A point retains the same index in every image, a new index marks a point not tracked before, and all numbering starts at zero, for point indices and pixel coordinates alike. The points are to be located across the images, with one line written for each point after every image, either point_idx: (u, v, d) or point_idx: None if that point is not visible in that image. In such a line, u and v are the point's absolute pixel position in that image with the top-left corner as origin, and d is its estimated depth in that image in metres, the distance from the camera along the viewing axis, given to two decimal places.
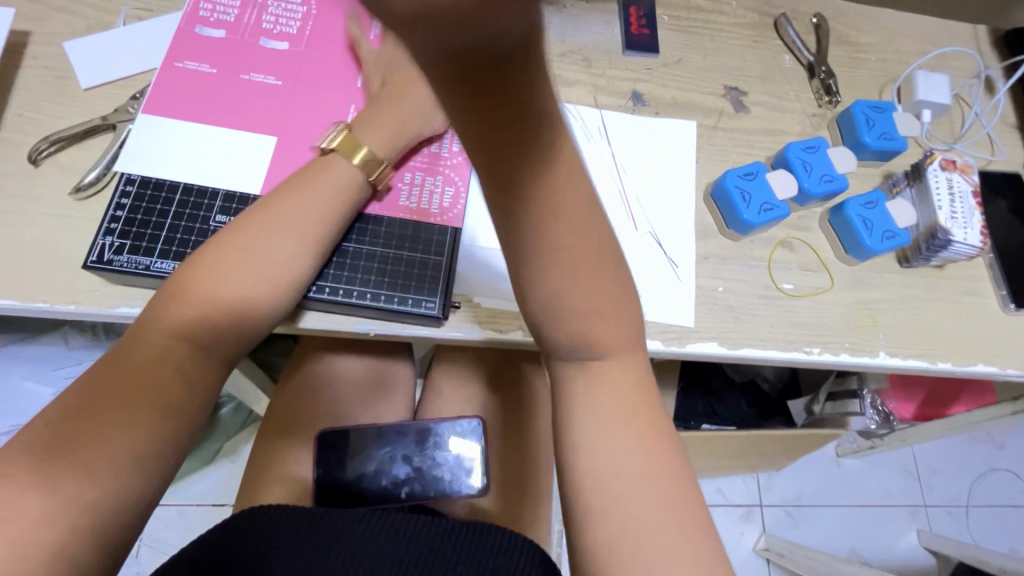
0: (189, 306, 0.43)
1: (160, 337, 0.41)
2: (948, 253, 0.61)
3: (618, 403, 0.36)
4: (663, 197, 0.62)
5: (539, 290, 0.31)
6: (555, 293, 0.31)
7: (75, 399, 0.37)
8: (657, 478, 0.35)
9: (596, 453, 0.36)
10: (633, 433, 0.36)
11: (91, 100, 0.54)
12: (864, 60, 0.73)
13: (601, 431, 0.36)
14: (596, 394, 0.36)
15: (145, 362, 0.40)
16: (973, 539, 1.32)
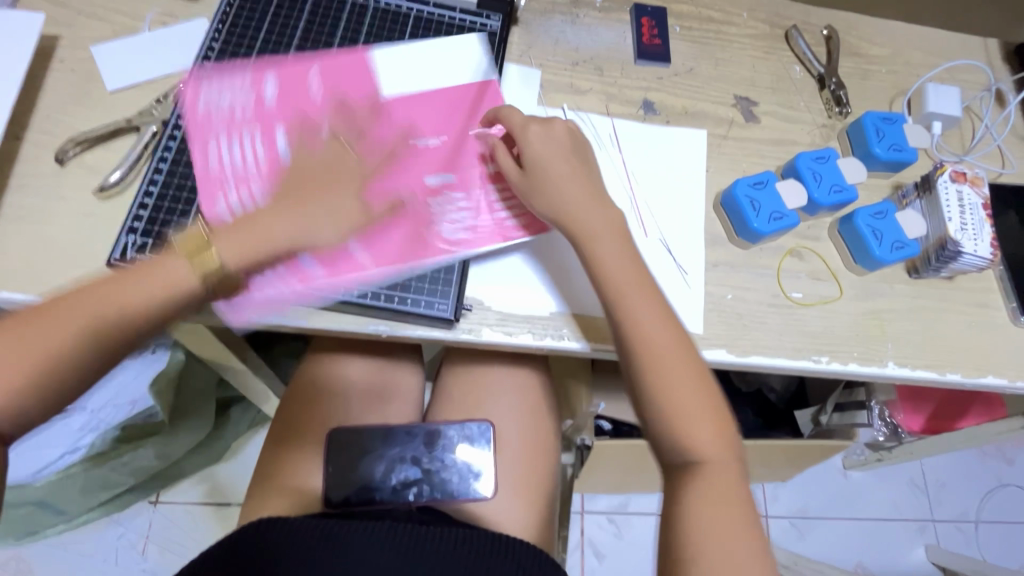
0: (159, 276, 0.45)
1: (134, 292, 0.45)
2: (958, 265, 0.61)
3: (708, 490, 0.47)
4: (673, 205, 0.62)
5: (660, 380, 0.50)
6: (673, 388, 0.49)
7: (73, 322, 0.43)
8: (731, 541, 0.46)
9: (697, 522, 0.46)
10: (719, 511, 0.47)
11: (116, 103, 0.56)
12: (875, 72, 0.74)
13: (698, 507, 0.47)
14: (695, 482, 0.48)
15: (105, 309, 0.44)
16: (982, 555, 1.31)
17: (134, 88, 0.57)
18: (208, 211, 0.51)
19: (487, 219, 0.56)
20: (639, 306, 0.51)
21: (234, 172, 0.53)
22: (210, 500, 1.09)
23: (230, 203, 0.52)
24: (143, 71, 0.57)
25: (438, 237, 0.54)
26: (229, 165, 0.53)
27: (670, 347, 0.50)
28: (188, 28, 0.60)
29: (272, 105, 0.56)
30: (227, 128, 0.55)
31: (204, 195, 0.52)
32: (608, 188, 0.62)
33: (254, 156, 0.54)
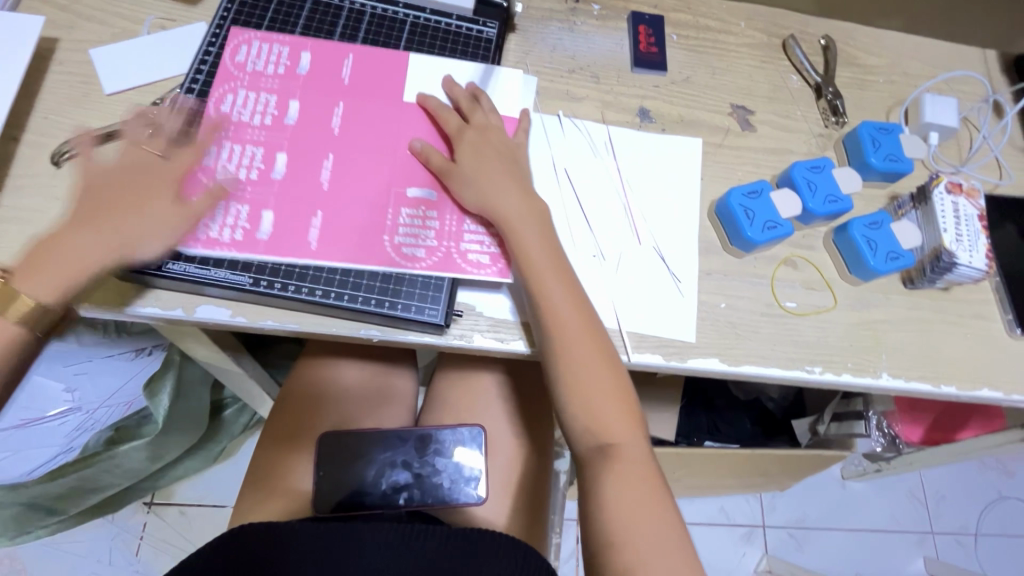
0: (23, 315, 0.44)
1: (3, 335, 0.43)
2: (954, 276, 0.61)
3: (629, 484, 0.48)
4: (667, 213, 0.62)
5: (570, 379, 0.51)
6: (578, 382, 0.51)
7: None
8: (650, 522, 0.46)
9: (616, 506, 0.47)
10: (641, 497, 0.47)
11: (114, 106, 0.56)
12: (872, 82, 0.74)
13: (620, 495, 0.47)
14: (613, 477, 0.48)
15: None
16: (981, 568, 1.30)
17: (131, 91, 0.57)
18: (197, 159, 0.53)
19: (454, 244, 0.55)
20: (566, 307, 0.52)
21: (238, 126, 0.55)
22: (207, 501, 1.09)
23: (223, 154, 0.54)
24: (140, 74, 0.57)
25: (397, 244, 0.54)
26: (236, 120, 0.55)
27: (581, 340, 0.51)
28: (187, 33, 0.60)
29: (300, 76, 0.58)
30: (249, 84, 0.57)
31: (201, 143, 0.54)
32: (603, 194, 0.62)
33: (263, 118, 0.56)
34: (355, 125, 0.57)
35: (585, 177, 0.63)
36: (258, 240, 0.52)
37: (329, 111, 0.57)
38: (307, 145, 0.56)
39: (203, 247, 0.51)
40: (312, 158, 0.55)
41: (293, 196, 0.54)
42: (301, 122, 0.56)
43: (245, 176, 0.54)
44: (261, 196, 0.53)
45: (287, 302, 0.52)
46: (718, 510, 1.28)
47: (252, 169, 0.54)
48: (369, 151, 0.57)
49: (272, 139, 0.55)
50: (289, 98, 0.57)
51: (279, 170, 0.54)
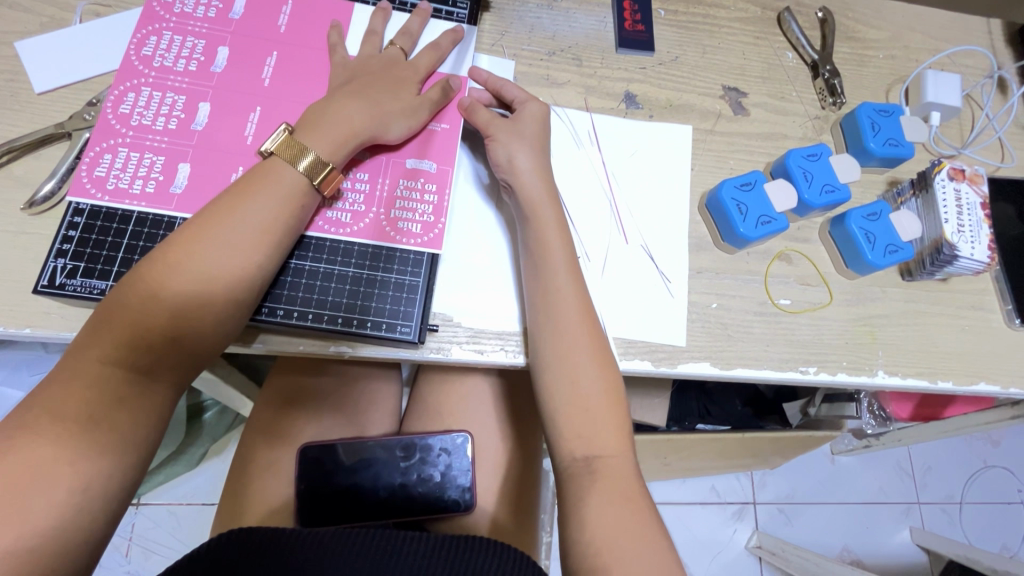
0: (114, 340, 0.39)
1: (92, 365, 0.39)
2: (954, 268, 0.58)
3: (614, 501, 0.44)
4: (655, 206, 0.59)
5: (561, 376, 0.48)
6: (572, 377, 0.48)
7: (63, 396, 0.38)
8: (638, 546, 0.42)
9: (602, 525, 0.43)
10: (626, 517, 0.44)
11: (48, 106, 0.51)
12: (872, 57, 0.69)
13: (604, 512, 0.44)
14: (593, 491, 0.45)
15: (78, 388, 0.38)
16: (966, 536, 1.32)
17: (65, 89, 0.52)
18: (112, 106, 0.49)
19: (382, 210, 0.52)
20: (572, 299, 0.50)
21: (159, 72, 0.50)
22: (195, 500, 1.07)
23: (141, 102, 0.49)
24: (74, 69, 0.52)
25: (334, 213, 0.51)
26: (158, 64, 0.50)
27: (579, 336, 0.49)
28: (127, 19, 0.54)
29: (232, 21, 0.53)
30: (176, 27, 0.52)
31: (117, 88, 0.49)
32: (587, 187, 0.58)
33: (188, 63, 0.51)
34: (286, 78, 0.52)
35: (557, 167, 0.58)
36: (170, 194, 0.47)
37: (260, 61, 0.52)
38: (232, 94, 0.50)
39: (110, 199, 0.47)
40: (236, 110, 0.50)
41: (214, 149, 0.49)
42: (228, 72, 0.51)
43: (163, 125, 0.49)
44: (178, 149, 0.48)
45: (285, 328, 0.49)
46: (709, 489, 1.28)
47: (171, 119, 0.49)
48: (301, 106, 0.51)
49: (196, 87, 0.50)
50: (217, 44, 0.52)
51: (199, 121, 0.49)
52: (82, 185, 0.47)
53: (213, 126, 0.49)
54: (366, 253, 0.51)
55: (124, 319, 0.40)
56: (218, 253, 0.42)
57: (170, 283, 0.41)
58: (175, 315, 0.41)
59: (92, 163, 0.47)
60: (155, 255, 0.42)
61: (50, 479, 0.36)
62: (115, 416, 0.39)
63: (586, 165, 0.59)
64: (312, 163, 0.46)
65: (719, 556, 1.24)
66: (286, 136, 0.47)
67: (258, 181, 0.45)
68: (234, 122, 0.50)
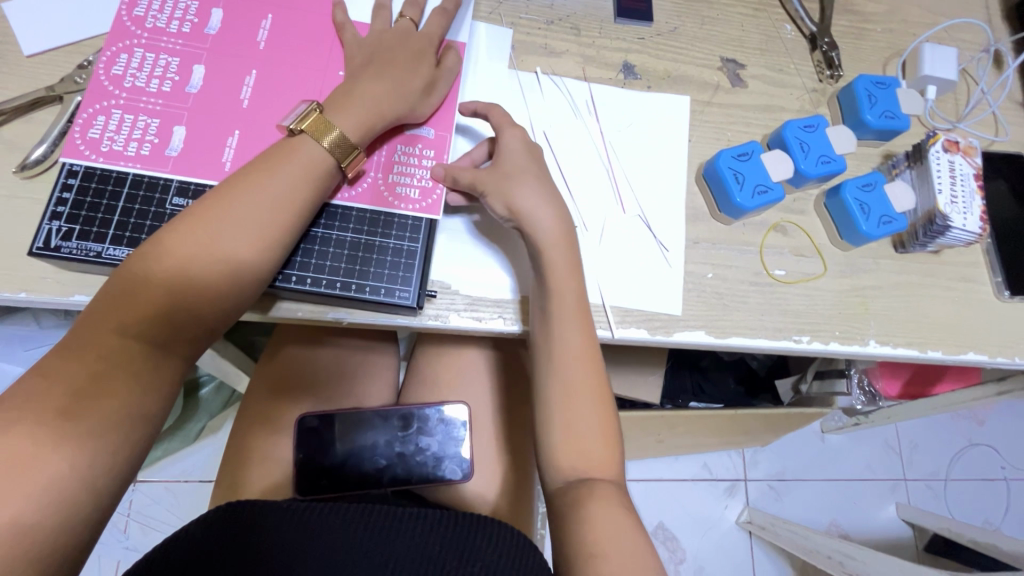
0: (133, 312, 0.39)
1: (112, 336, 0.39)
2: (946, 239, 0.59)
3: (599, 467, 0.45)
4: (653, 176, 0.59)
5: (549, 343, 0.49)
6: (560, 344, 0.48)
7: (80, 366, 0.38)
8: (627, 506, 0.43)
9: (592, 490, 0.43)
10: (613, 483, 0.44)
11: (38, 70, 0.50)
12: (869, 30, 0.69)
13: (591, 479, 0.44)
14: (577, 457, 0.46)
15: (96, 359, 0.38)
16: (950, 511, 1.35)
17: (55, 52, 0.51)
18: (104, 67, 0.48)
19: (381, 175, 0.51)
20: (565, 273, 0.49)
21: (152, 33, 0.49)
22: (193, 477, 1.08)
23: (134, 63, 0.48)
24: (63, 32, 0.51)
25: None
26: (150, 25, 0.49)
27: (570, 312, 0.49)
28: None
29: None
30: None
31: (109, 49, 0.48)
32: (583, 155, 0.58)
33: (181, 25, 0.50)
34: (282, 41, 0.51)
35: (556, 139, 0.58)
36: (166, 156, 0.47)
37: (255, 23, 0.51)
38: (226, 57, 0.50)
39: (104, 160, 0.46)
40: (232, 73, 0.49)
41: (208, 111, 0.48)
42: (223, 34, 0.50)
43: (156, 87, 0.48)
44: (173, 111, 0.48)
45: (288, 294, 0.49)
46: (701, 466, 1.30)
47: (164, 81, 0.48)
48: (298, 70, 0.51)
49: (189, 49, 0.49)
50: (211, 5, 0.51)
51: (194, 83, 0.49)
52: (75, 147, 0.46)
53: (207, 89, 0.49)
54: (365, 218, 0.50)
55: (143, 292, 0.40)
56: (239, 229, 0.42)
57: (191, 257, 0.41)
58: (190, 290, 0.41)
59: (85, 125, 0.47)
60: (174, 226, 0.41)
61: (50, 442, 0.36)
62: (122, 385, 0.39)
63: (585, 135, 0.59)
64: (336, 143, 0.46)
65: (711, 531, 1.27)
66: (314, 115, 0.46)
67: (280, 157, 0.45)
68: (228, 86, 0.49)
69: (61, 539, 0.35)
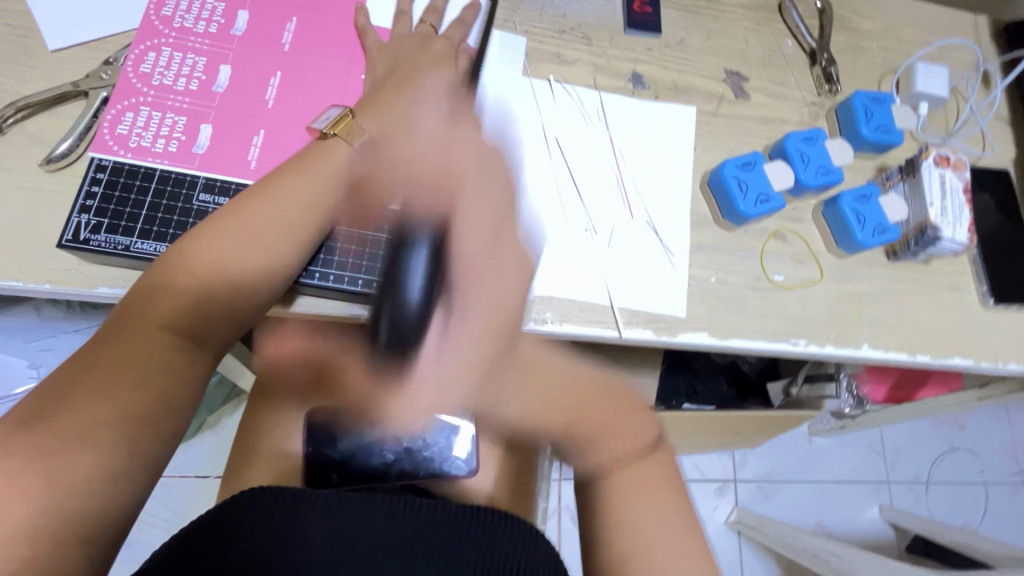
0: (171, 306, 0.41)
1: (151, 330, 0.41)
2: (936, 249, 0.62)
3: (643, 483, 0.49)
4: (661, 182, 0.61)
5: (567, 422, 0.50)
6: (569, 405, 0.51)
7: (119, 358, 0.39)
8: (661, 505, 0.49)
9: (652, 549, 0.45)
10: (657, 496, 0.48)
11: (63, 64, 0.51)
12: (866, 48, 0.72)
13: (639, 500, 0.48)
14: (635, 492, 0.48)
15: (134, 350, 0.40)
16: (931, 513, 1.40)
17: (81, 48, 0.51)
18: (133, 65, 0.49)
19: None
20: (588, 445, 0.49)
21: (180, 33, 0.50)
22: (189, 472, 1.08)
23: (161, 62, 0.49)
24: (88, 28, 0.52)
25: None
26: (178, 25, 0.51)
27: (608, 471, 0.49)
28: None
29: None
30: None
31: (138, 47, 0.50)
32: (534, 163, 0.59)
33: (208, 25, 0.51)
34: (307, 44, 0.52)
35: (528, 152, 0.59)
36: (193, 153, 0.48)
37: (280, 26, 0.52)
38: (252, 57, 0.51)
39: (132, 156, 0.47)
40: (257, 73, 0.51)
41: (234, 110, 0.49)
42: (249, 35, 0.51)
43: (184, 85, 0.49)
44: (199, 109, 0.49)
45: (312, 290, 0.50)
46: (693, 467, 1.33)
47: (192, 79, 0.49)
48: (322, 73, 0.52)
49: (216, 49, 0.50)
50: (237, 7, 0.52)
51: (220, 82, 0.50)
52: (104, 142, 0.47)
53: (232, 88, 0.50)
54: (386, 218, 0.52)
55: (181, 287, 0.42)
56: (270, 226, 0.44)
57: (231, 253, 0.43)
58: (225, 284, 0.43)
59: (114, 120, 0.48)
60: (212, 223, 0.44)
61: (88, 429, 0.37)
62: (157, 373, 0.40)
63: (596, 142, 0.61)
64: (366, 146, 0.49)
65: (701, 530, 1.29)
66: (345, 120, 0.49)
67: (310, 158, 0.47)
68: (253, 86, 0.50)
69: (95, 526, 0.36)
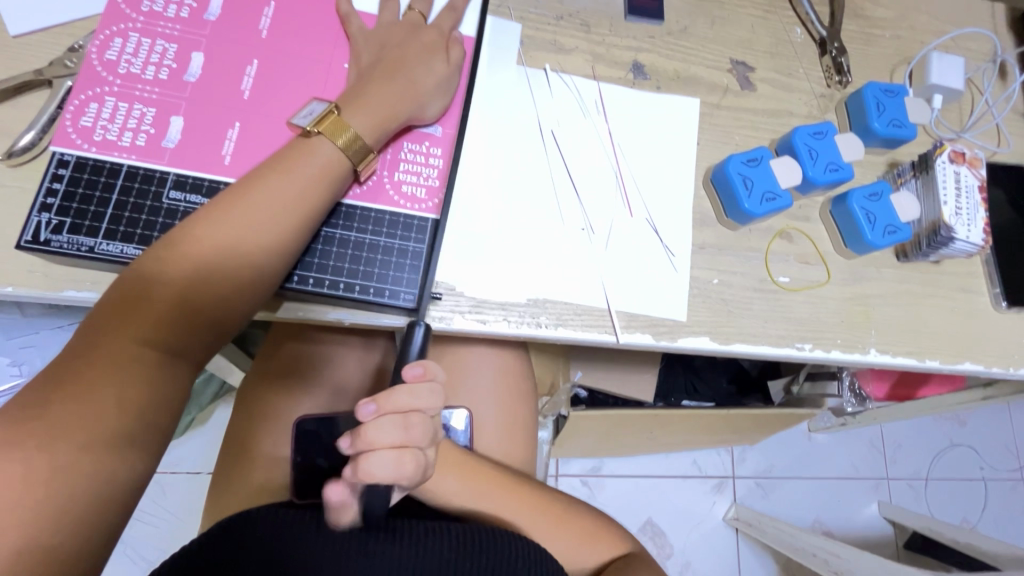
0: (146, 320, 0.39)
1: (126, 346, 0.38)
2: (949, 250, 0.60)
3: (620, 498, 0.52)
4: (662, 178, 0.58)
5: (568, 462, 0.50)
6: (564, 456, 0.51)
7: (95, 373, 0.37)
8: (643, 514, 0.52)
9: None
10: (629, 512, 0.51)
11: (26, 51, 0.47)
12: (878, 36, 0.69)
13: None
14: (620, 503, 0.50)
15: (107, 365, 0.37)
16: (930, 511, 1.38)
17: (44, 34, 0.48)
18: (97, 52, 0.46)
19: (387, 173, 0.50)
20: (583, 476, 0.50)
21: (149, 17, 0.47)
22: (182, 469, 1.06)
23: (129, 49, 0.46)
24: (53, 12, 0.48)
25: None
26: (147, 9, 0.47)
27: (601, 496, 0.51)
28: None
29: None
30: None
31: (103, 33, 0.46)
32: (525, 158, 0.56)
33: (180, 10, 0.48)
34: (285, 31, 0.49)
35: (521, 147, 0.56)
36: (163, 148, 0.45)
37: (257, 11, 0.49)
38: (226, 45, 0.48)
39: (96, 150, 0.44)
40: (231, 62, 0.47)
41: (207, 101, 0.46)
42: (223, 21, 0.48)
43: (153, 75, 0.46)
44: (169, 101, 0.46)
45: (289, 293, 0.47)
46: (690, 463, 1.31)
47: (161, 68, 0.46)
48: (302, 62, 0.49)
49: (188, 36, 0.47)
50: None
51: (192, 72, 0.47)
52: (67, 135, 0.44)
53: (205, 78, 0.47)
54: (369, 218, 0.49)
55: (159, 301, 0.39)
56: (251, 232, 0.41)
57: (211, 264, 0.40)
58: (206, 297, 0.40)
59: (77, 112, 0.45)
60: (188, 229, 0.40)
61: (56, 451, 0.34)
62: (136, 389, 0.38)
63: (593, 136, 0.58)
64: (353, 147, 0.45)
65: (699, 527, 1.28)
66: (330, 118, 0.46)
67: (291, 157, 0.44)
68: (227, 77, 0.47)
69: (62, 551, 0.34)
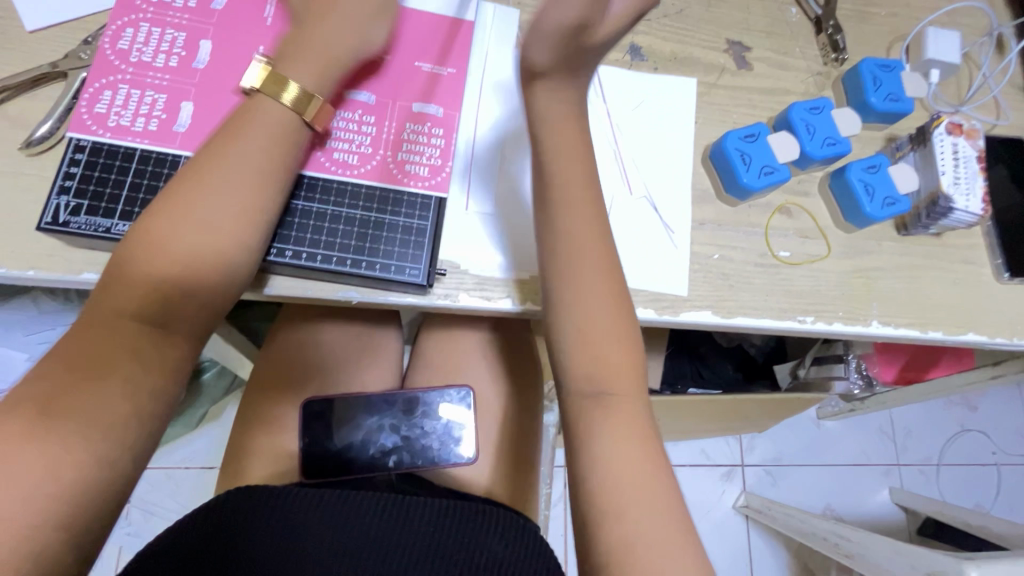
0: (131, 300, 0.40)
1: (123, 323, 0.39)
2: (949, 221, 0.60)
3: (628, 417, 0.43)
4: (661, 157, 0.59)
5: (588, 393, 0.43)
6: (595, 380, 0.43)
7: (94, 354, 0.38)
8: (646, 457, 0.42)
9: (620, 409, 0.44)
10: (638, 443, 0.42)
11: (43, 45, 0.49)
12: (874, 14, 0.69)
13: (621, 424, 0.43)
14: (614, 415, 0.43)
15: (104, 345, 0.39)
16: (942, 496, 1.38)
17: (59, 29, 0.50)
18: (109, 41, 0.48)
19: (389, 152, 0.52)
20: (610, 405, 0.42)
21: (159, 7, 0.49)
22: (195, 463, 1.08)
23: (139, 38, 0.48)
24: (67, 7, 0.50)
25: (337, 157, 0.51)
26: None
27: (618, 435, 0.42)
28: None
29: None
30: None
31: (115, 24, 0.48)
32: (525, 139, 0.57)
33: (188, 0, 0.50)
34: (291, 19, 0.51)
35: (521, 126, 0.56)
36: (174, 132, 0.47)
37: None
38: (233, 33, 0.49)
39: (110, 135, 0.46)
40: (238, 49, 0.49)
41: (215, 87, 0.48)
42: (229, 11, 0.50)
43: (163, 63, 0.48)
44: (179, 87, 0.48)
45: (293, 270, 0.49)
46: (698, 452, 1.32)
47: (171, 56, 0.48)
48: None
49: (195, 25, 0.49)
50: None
51: (201, 59, 0.48)
52: (82, 122, 0.46)
53: (213, 66, 0.48)
54: (372, 195, 0.51)
55: (138, 282, 0.40)
56: (217, 201, 0.42)
57: (182, 237, 0.41)
58: (183, 271, 0.41)
59: (92, 100, 0.46)
60: (159, 211, 0.41)
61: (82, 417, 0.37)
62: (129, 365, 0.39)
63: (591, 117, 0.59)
64: (298, 95, 0.46)
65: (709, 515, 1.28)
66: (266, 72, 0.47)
67: (243, 122, 0.45)
68: (233, 63, 0.49)
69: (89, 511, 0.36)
